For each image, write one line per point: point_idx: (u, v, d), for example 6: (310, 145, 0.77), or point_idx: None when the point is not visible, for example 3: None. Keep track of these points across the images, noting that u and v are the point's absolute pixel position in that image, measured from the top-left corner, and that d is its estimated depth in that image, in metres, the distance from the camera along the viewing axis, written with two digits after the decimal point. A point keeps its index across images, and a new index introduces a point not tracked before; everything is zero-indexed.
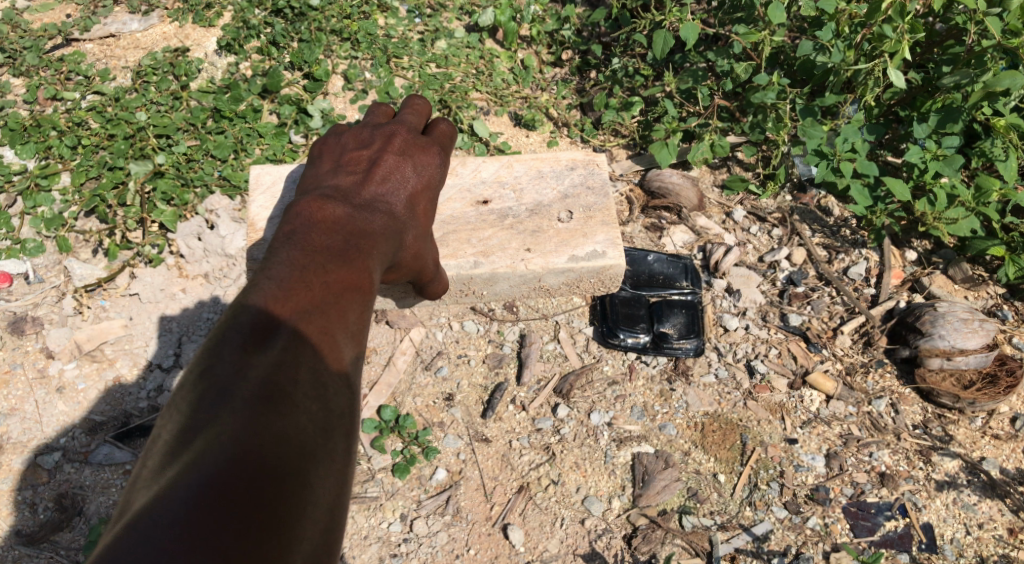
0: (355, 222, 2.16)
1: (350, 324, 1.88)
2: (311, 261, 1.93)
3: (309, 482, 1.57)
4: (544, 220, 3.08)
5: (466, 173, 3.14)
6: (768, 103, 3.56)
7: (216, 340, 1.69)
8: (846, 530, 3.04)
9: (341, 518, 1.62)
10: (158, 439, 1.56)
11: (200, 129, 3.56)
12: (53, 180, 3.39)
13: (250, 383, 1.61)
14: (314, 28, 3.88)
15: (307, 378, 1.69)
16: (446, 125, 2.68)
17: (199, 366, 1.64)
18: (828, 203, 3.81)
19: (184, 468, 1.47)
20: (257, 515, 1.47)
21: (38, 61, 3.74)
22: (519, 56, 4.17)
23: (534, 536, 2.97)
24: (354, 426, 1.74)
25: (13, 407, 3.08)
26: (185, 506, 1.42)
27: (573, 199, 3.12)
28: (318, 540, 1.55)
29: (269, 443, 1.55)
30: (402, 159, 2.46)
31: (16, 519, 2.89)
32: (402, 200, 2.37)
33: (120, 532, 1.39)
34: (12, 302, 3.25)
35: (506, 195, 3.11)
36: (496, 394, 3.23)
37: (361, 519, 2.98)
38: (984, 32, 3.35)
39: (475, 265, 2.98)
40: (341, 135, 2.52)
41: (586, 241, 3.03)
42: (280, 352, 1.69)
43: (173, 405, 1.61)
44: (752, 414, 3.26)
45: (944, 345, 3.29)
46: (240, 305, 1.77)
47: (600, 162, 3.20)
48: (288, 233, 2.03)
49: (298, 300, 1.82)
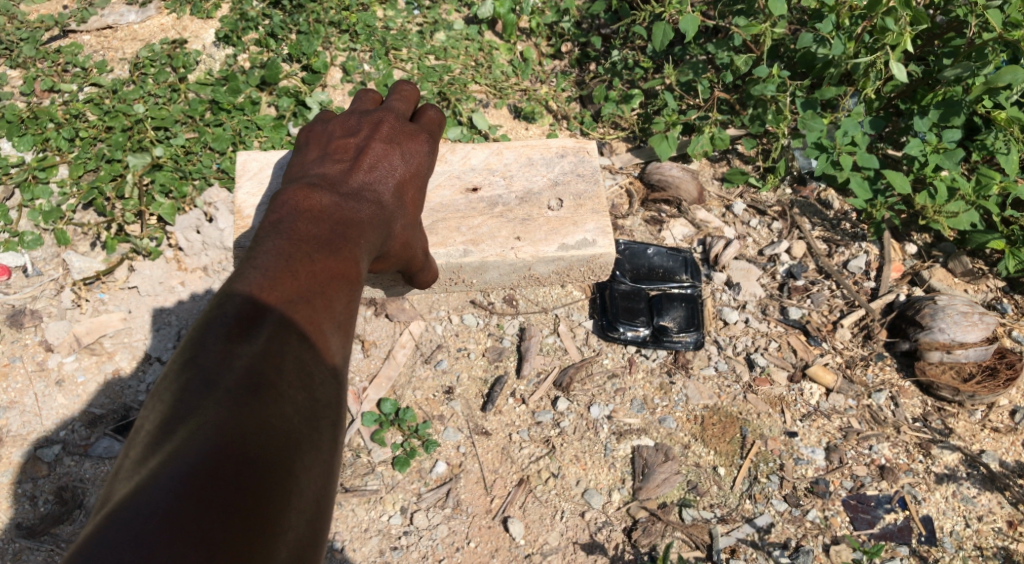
0: (342, 211, 2.15)
1: (337, 314, 1.87)
2: (297, 249, 1.93)
3: (294, 473, 1.56)
4: (534, 208, 3.07)
5: (455, 160, 3.12)
6: (768, 95, 3.55)
7: (200, 329, 1.68)
8: (846, 523, 3.05)
9: (327, 508, 1.62)
10: (141, 430, 1.55)
11: (198, 121, 3.54)
12: (51, 172, 3.38)
13: (234, 372, 1.60)
14: (313, 20, 3.87)
15: (293, 367, 1.68)
16: (434, 112, 2.66)
17: (182, 355, 1.63)
18: (828, 196, 3.80)
19: (166, 458, 1.46)
20: (240, 506, 1.46)
21: (35, 53, 3.71)
22: (518, 48, 4.15)
23: (534, 529, 2.98)
24: (341, 416, 1.73)
25: (13, 400, 3.07)
26: (168, 497, 1.41)
27: (563, 186, 3.10)
28: (304, 531, 1.55)
29: (253, 433, 1.54)
30: (390, 147, 2.45)
31: (16, 512, 2.90)
32: (390, 189, 2.36)
33: (101, 523, 1.38)
34: (11, 295, 3.24)
35: (496, 183, 3.10)
36: (496, 387, 3.22)
37: (362, 511, 2.98)
38: (985, 24, 3.33)
39: (465, 254, 2.98)
40: (328, 123, 2.51)
41: (576, 229, 3.03)
42: (265, 341, 1.68)
43: (156, 395, 1.60)
44: (752, 407, 3.27)
45: (944, 337, 3.31)
46: (225, 294, 1.76)
47: (590, 150, 3.18)
48: (274, 221, 2.02)
49: (285, 289, 1.81)
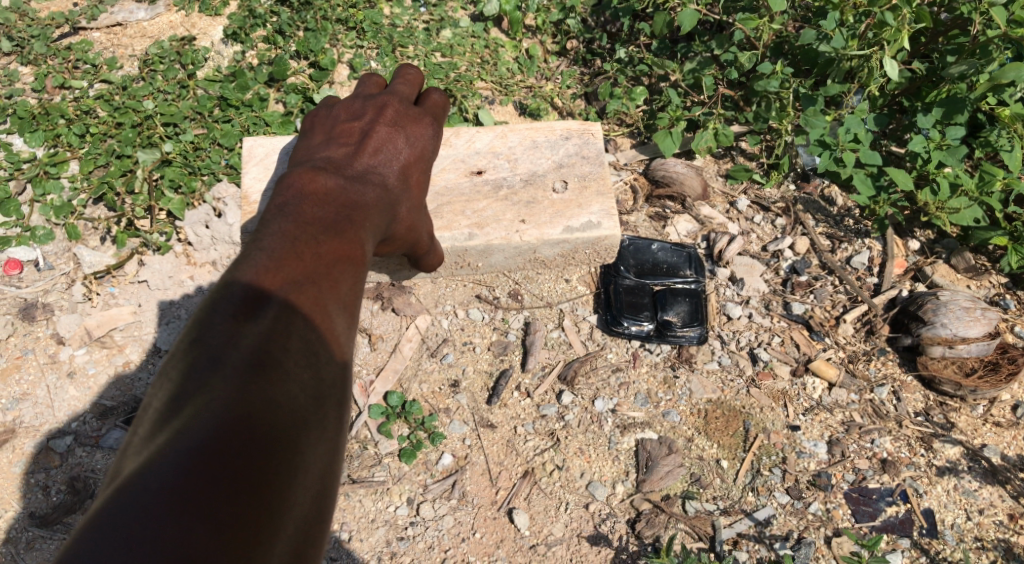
0: (348, 194, 2.19)
1: (343, 294, 1.90)
2: (303, 232, 1.96)
3: (300, 450, 1.59)
4: (539, 191, 3.11)
5: (460, 143, 3.16)
6: (772, 91, 3.59)
7: (206, 310, 1.72)
8: (847, 515, 3.08)
9: (332, 485, 1.65)
10: (148, 408, 1.59)
11: (207, 117, 3.58)
12: (62, 168, 3.42)
13: (240, 352, 1.64)
14: (320, 17, 3.89)
15: (298, 347, 1.72)
16: (438, 95, 2.69)
17: (189, 335, 1.67)
18: (831, 193, 3.82)
19: (174, 435, 1.49)
20: (247, 482, 1.49)
21: (46, 50, 3.75)
22: (524, 45, 4.17)
23: (539, 520, 3.02)
24: (346, 396, 1.77)
25: (25, 392, 3.12)
26: (175, 472, 1.45)
27: (567, 168, 3.14)
28: (309, 506, 1.58)
29: (259, 410, 1.57)
30: (394, 131, 2.48)
31: (29, 502, 2.95)
32: (394, 172, 2.40)
33: (110, 498, 1.42)
34: (23, 289, 3.29)
35: (501, 165, 3.14)
36: (501, 381, 3.25)
37: (369, 503, 3.02)
38: (988, 21, 3.35)
39: (470, 237, 3.04)
40: (332, 108, 2.55)
41: (581, 212, 3.07)
42: (271, 322, 1.72)
43: (164, 374, 1.63)
44: (755, 401, 3.29)
45: (946, 333, 3.33)
46: (231, 277, 1.79)
47: (594, 131, 3.21)
48: (280, 204, 2.06)
49: (289, 271, 1.85)
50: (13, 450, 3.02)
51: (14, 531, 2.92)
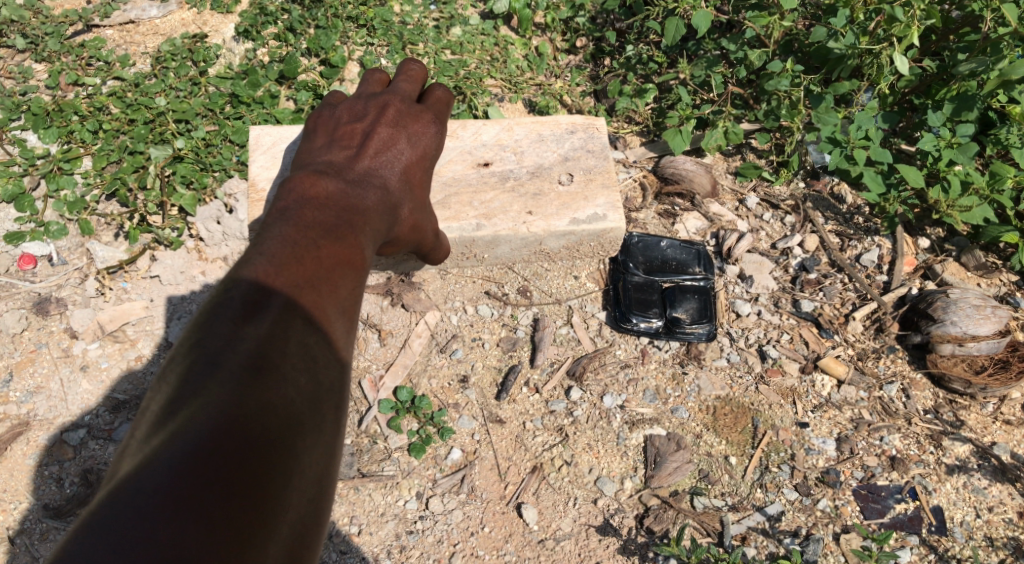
0: (348, 197, 2.20)
1: (342, 298, 1.92)
2: (303, 236, 1.97)
3: (296, 452, 1.61)
4: (545, 183, 3.24)
5: (467, 135, 3.28)
6: (782, 89, 3.57)
7: (208, 311, 1.73)
8: (857, 512, 3.08)
9: (329, 486, 1.68)
10: (147, 409, 1.60)
11: (218, 114, 3.60)
12: (75, 163, 3.45)
13: (238, 353, 1.65)
14: (331, 15, 3.91)
15: (296, 350, 1.73)
16: (442, 91, 2.73)
17: (189, 337, 1.68)
18: (840, 191, 3.80)
19: (170, 436, 1.50)
20: (242, 484, 1.51)
21: (60, 47, 3.78)
22: (533, 43, 4.18)
23: (547, 515, 3.04)
24: (343, 399, 1.78)
25: (40, 385, 3.15)
26: (169, 474, 1.46)
27: (573, 162, 3.27)
28: (305, 508, 1.60)
29: (257, 412, 1.58)
30: (396, 132, 2.50)
31: (43, 493, 2.98)
32: (396, 174, 2.42)
33: (105, 498, 1.43)
34: (36, 284, 3.32)
35: (507, 157, 3.26)
36: (510, 376, 3.26)
37: (378, 497, 3.04)
38: (1000, 19, 3.31)
39: (477, 228, 3.14)
40: (335, 109, 2.57)
41: (588, 204, 3.20)
42: (270, 324, 1.73)
43: (163, 376, 1.64)
44: (763, 397, 3.30)
45: (955, 331, 3.31)
46: (231, 280, 1.80)
47: (599, 126, 3.35)
48: (281, 207, 2.07)
49: (289, 274, 1.86)
50: (28, 442, 3.06)
51: (29, 522, 2.94)
